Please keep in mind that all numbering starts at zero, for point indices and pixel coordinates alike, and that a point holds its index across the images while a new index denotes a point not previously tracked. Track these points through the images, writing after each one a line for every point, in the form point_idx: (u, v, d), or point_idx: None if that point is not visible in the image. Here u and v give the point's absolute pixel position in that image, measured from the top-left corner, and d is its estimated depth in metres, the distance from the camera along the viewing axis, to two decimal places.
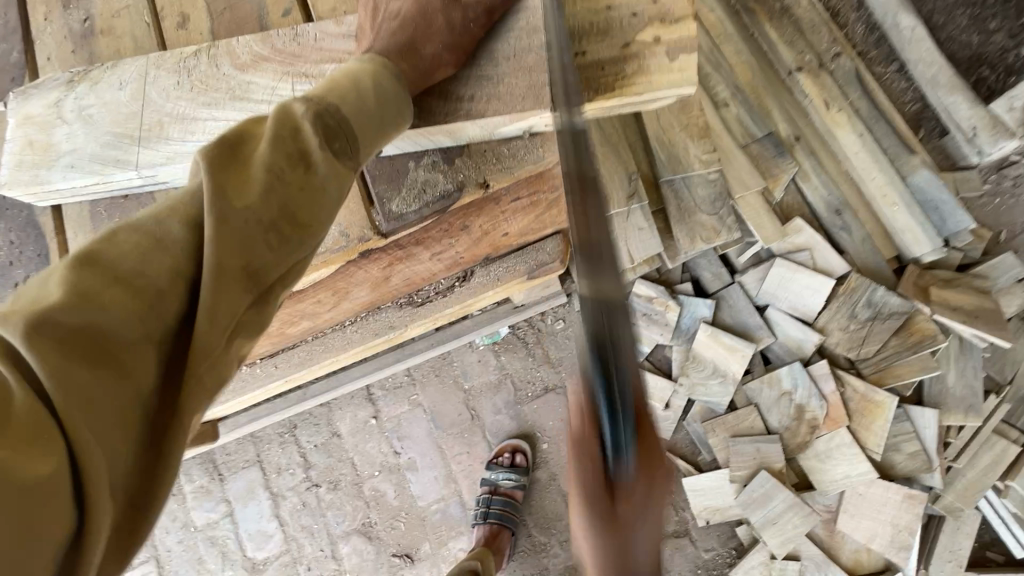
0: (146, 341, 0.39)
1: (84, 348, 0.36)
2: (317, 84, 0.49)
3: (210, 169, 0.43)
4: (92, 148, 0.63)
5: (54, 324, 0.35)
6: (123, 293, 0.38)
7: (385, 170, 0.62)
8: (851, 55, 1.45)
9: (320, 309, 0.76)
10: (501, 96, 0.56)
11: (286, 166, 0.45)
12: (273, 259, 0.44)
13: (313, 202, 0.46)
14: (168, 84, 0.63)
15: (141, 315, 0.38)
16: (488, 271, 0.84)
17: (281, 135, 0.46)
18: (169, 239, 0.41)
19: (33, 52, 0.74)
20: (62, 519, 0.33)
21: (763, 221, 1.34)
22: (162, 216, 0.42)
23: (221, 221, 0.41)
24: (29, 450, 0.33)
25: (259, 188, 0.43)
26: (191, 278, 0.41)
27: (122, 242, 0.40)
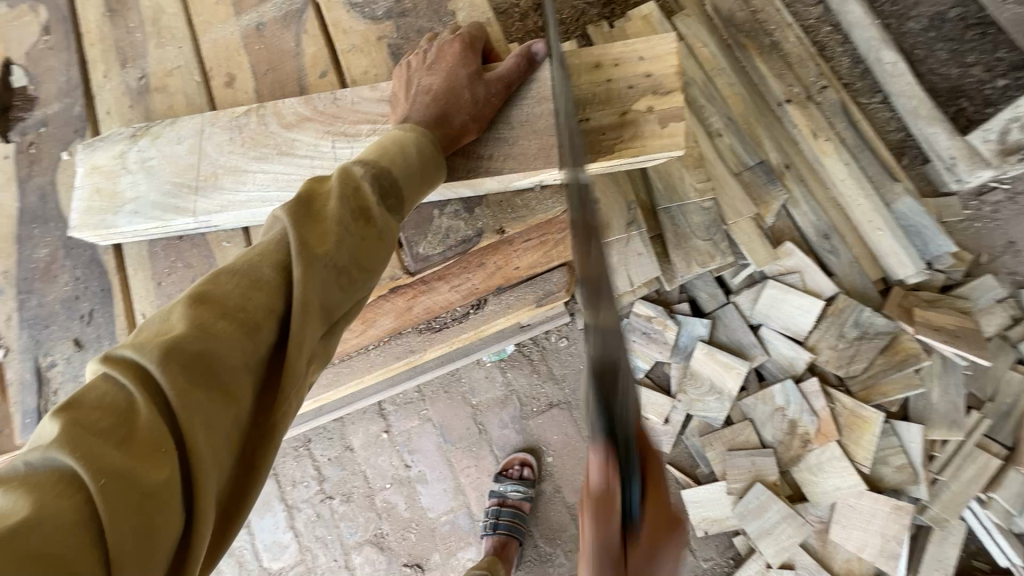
0: (246, 368, 0.45)
1: (200, 374, 0.42)
2: (369, 148, 0.57)
3: (292, 222, 0.50)
4: (154, 196, 0.71)
5: (177, 352, 0.41)
6: (228, 326, 0.44)
7: (414, 217, 0.70)
8: (836, 88, 1.56)
9: (348, 336, 0.84)
10: (517, 156, 0.65)
11: (350, 218, 0.52)
12: (343, 300, 0.50)
13: (373, 250, 0.53)
14: (222, 140, 0.71)
15: (243, 346, 0.44)
16: (499, 300, 0.93)
17: (346, 192, 0.53)
18: (264, 281, 0.47)
19: (94, 107, 0.83)
20: (174, 522, 0.39)
21: (755, 245, 1.43)
22: (257, 257, 0.49)
23: (307, 265, 0.48)
24: (157, 461, 0.39)
25: (335, 237, 0.50)
26: (281, 314, 0.47)
27: (226, 279, 0.47)
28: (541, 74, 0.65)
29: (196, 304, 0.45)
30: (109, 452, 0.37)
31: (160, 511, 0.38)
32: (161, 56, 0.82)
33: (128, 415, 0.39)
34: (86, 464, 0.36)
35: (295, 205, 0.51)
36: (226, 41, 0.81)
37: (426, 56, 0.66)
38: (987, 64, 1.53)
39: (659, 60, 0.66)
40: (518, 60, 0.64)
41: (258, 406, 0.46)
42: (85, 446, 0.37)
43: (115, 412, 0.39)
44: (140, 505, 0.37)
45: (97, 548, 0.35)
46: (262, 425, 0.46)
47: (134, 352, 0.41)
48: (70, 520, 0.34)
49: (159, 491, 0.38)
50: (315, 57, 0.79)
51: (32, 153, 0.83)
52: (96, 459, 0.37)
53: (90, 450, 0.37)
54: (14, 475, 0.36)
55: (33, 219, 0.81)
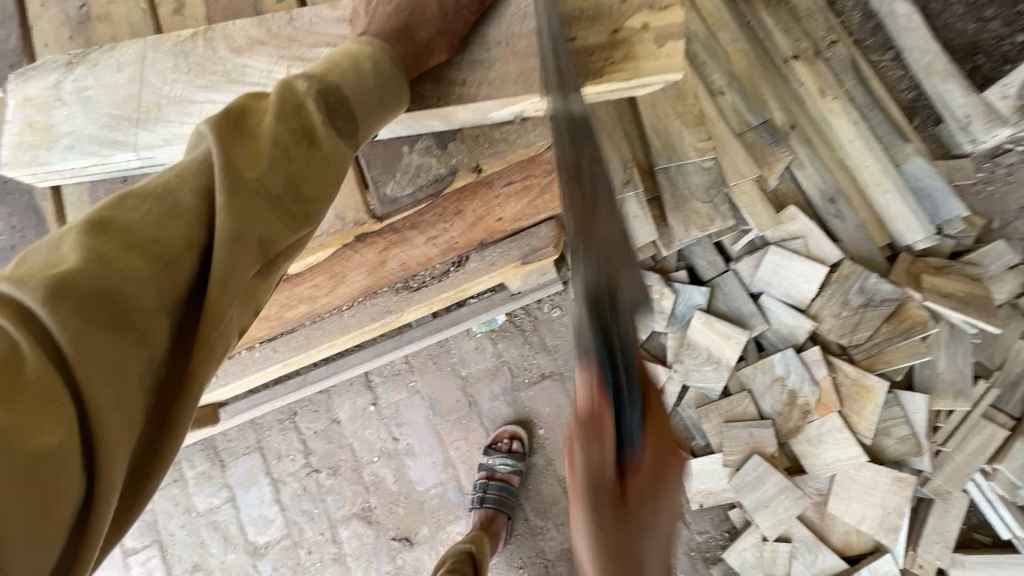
0: (158, 308, 0.40)
1: (96, 316, 0.37)
2: (315, 63, 0.50)
3: (217, 142, 0.44)
4: (91, 129, 0.64)
5: (67, 290, 0.36)
6: (136, 259, 0.39)
7: (381, 154, 0.64)
8: (846, 43, 1.46)
9: (317, 293, 0.78)
10: (494, 81, 0.57)
11: (291, 142, 0.46)
12: (283, 233, 0.45)
13: (318, 178, 0.47)
14: (165, 67, 0.64)
15: (153, 283, 0.39)
16: (482, 257, 0.86)
17: (285, 111, 0.47)
18: (182, 207, 0.42)
19: (31, 39, 0.75)
20: (75, 481, 0.34)
21: (758, 208, 1.35)
22: (175, 181, 0.43)
23: (232, 193, 0.42)
24: (45, 416, 0.34)
25: (268, 160, 0.45)
26: (202, 247, 0.42)
27: (136, 206, 0.41)
28: None
29: (97, 232, 0.39)
30: None
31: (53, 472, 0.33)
32: None
33: (10, 362, 0.34)
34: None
35: (222, 124, 0.45)
36: None
37: None
38: (1006, 17, 1.44)
39: None
40: None
41: (177, 351, 0.42)
42: None
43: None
44: (26, 467, 0.32)
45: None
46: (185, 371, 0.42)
47: (15, 288, 0.36)
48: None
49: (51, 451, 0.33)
50: None
51: None
52: None
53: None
54: None
55: None
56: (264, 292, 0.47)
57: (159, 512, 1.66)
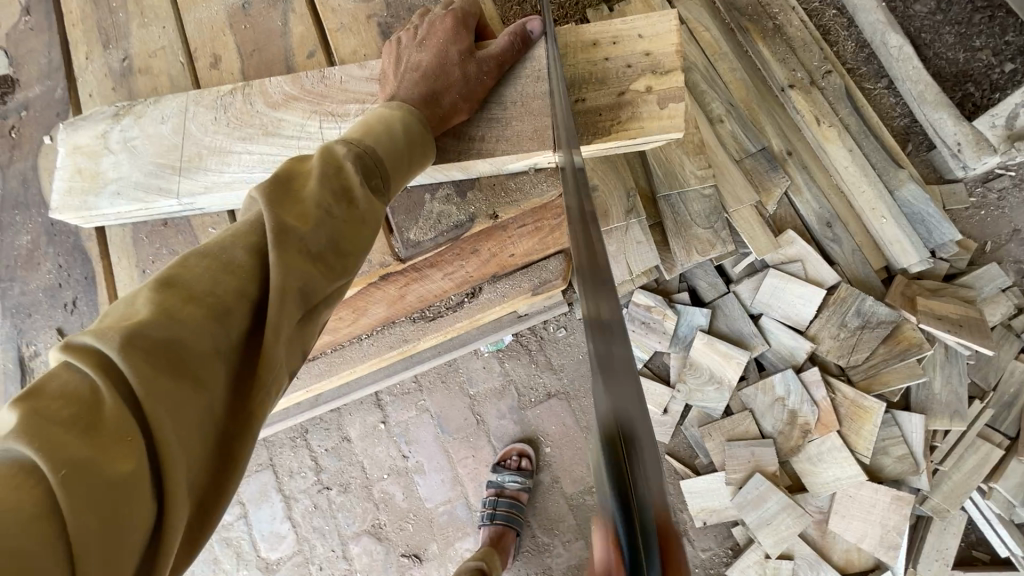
0: (216, 354, 0.45)
1: (164, 363, 0.41)
2: (353, 126, 0.56)
3: (268, 202, 0.49)
4: (137, 176, 0.69)
5: (140, 341, 0.41)
6: (194, 312, 0.44)
7: (404, 200, 0.68)
8: (840, 73, 1.53)
9: (339, 325, 0.82)
10: (510, 138, 0.62)
11: (333, 202, 0.51)
12: (325, 283, 0.50)
13: (354, 233, 0.52)
14: (206, 119, 0.69)
15: (211, 332, 0.44)
16: (495, 288, 0.91)
17: (327, 172, 0.52)
18: (237, 264, 0.48)
19: (75, 89, 0.81)
20: (145, 510, 0.38)
21: (756, 233, 1.40)
22: (231, 239, 0.49)
23: (281, 249, 0.47)
24: (121, 450, 0.38)
25: (315, 221, 0.49)
26: (254, 298, 0.48)
27: (196, 262, 0.47)
28: (536, 53, 0.62)
29: (162, 289, 0.45)
30: (73, 443, 0.36)
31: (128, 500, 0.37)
32: (144, 36, 0.79)
33: (92, 403, 0.39)
34: (47, 454, 0.35)
35: (271, 186, 0.50)
36: (210, 20, 0.78)
37: (417, 32, 0.63)
38: (995, 47, 1.50)
39: (658, 37, 0.63)
40: (511, 38, 0.61)
41: (232, 390, 0.46)
42: (46, 437, 0.36)
43: (79, 401, 0.38)
44: (106, 495, 0.36)
45: (58, 541, 0.34)
46: (237, 409, 0.47)
47: (94, 339, 0.40)
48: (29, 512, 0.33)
49: (126, 480, 0.37)
50: (302, 37, 0.76)
51: (14, 138, 0.81)
52: (59, 450, 0.36)
53: (50, 439, 0.36)
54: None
55: (15, 204, 0.79)
56: (307, 335, 0.52)
57: None
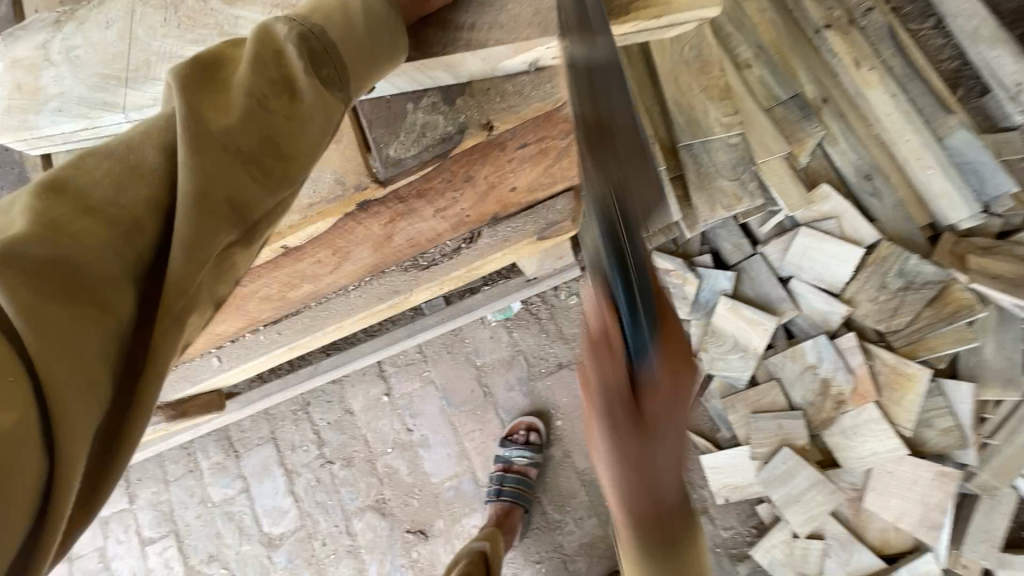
0: (123, 276, 0.37)
1: (55, 284, 0.33)
2: (299, 6, 0.45)
3: (183, 92, 0.40)
4: (79, 91, 0.60)
5: (12, 259, 0.32)
6: (90, 229, 0.36)
7: (380, 111, 0.58)
8: (884, 10, 1.37)
9: (320, 271, 0.73)
10: (506, 24, 0.51)
11: (268, 90, 0.42)
12: (261, 194, 0.42)
13: (297, 134, 0.43)
14: (154, 22, 0.60)
15: (108, 254, 0.36)
16: (495, 234, 0.79)
17: (263, 58, 0.43)
18: (148, 168, 0.39)
19: (22, 7, 0.72)
20: (33, 470, 0.31)
21: (787, 186, 1.28)
22: (140, 136, 0.39)
23: (196, 147, 0.38)
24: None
25: (240, 111, 0.40)
26: (169, 209, 0.39)
27: (93, 167, 0.38)
28: None
29: (47, 196, 0.36)
30: None
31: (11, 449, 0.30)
32: None
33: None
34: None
35: (188, 74, 0.40)
36: None
37: None
38: None
39: None
40: None
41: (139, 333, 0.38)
42: None
43: None
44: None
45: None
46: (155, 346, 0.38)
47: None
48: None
49: (11, 433, 0.30)
50: None
51: None
52: None
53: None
54: None
55: None
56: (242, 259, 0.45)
57: (174, 502, 1.64)
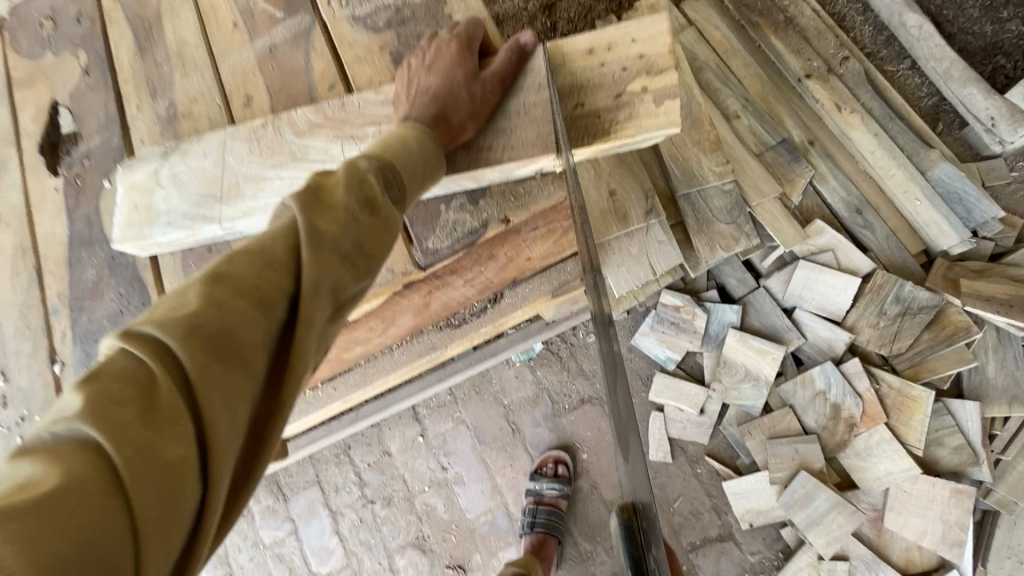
0: (262, 347, 0.45)
1: (221, 351, 0.42)
2: (372, 144, 0.60)
3: (302, 208, 0.51)
4: (184, 208, 0.77)
5: (194, 329, 0.42)
6: (246, 302, 0.45)
7: (421, 212, 0.73)
8: (859, 58, 1.50)
9: (370, 335, 0.87)
10: (516, 145, 0.66)
11: (359, 208, 0.54)
12: (353, 284, 0.52)
13: (378, 237, 0.55)
14: (242, 151, 0.76)
15: (257, 323, 0.45)
16: (516, 293, 0.94)
17: (352, 182, 0.55)
18: (279, 260, 0.48)
19: (129, 137, 0.91)
20: (195, 496, 0.38)
21: (782, 225, 1.39)
22: (269, 238, 0.49)
23: (315, 252, 0.49)
24: (176, 434, 0.38)
25: (345, 223, 0.52)
26: (295, 294, 0.48)
27: (241, 259, 0.47)
28: (534, 65, 0.67)
29: (210, 281, 0.45)
30: (130, 425, 0.37)
31: (181, 483, 0.37)
32: (185, 85, 0.89)
33: (148, 389, 0.39)
34: (111, 438, 0.36)
35: (305, 196, 0.52)
36: (243, 65, 0.87)
37: (424, 57, 0.68)
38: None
39: (651, 39, 0.65)
40: (509, 53, 0.66)
41: (269, 387, 0.46)
42: (103, 418, 0.37)
43: (135, 385, 0.39)
44: (166, 481, 0.37)
45: (125, 520, 0.35)
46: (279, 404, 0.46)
47: (151, 327, 0.41)
48: (87, 499, 0.34)
49: (180, 465, 0.38)
50: (323, 71, 0.83)
51: (78, 185, 0.91)
52: (113, 432, 0.36)
53: (110, 422, 0.37)
54: (37, 446, 0.36)
55: (82, 242, 0.89)
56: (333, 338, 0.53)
57: (229, 545, 1.76)
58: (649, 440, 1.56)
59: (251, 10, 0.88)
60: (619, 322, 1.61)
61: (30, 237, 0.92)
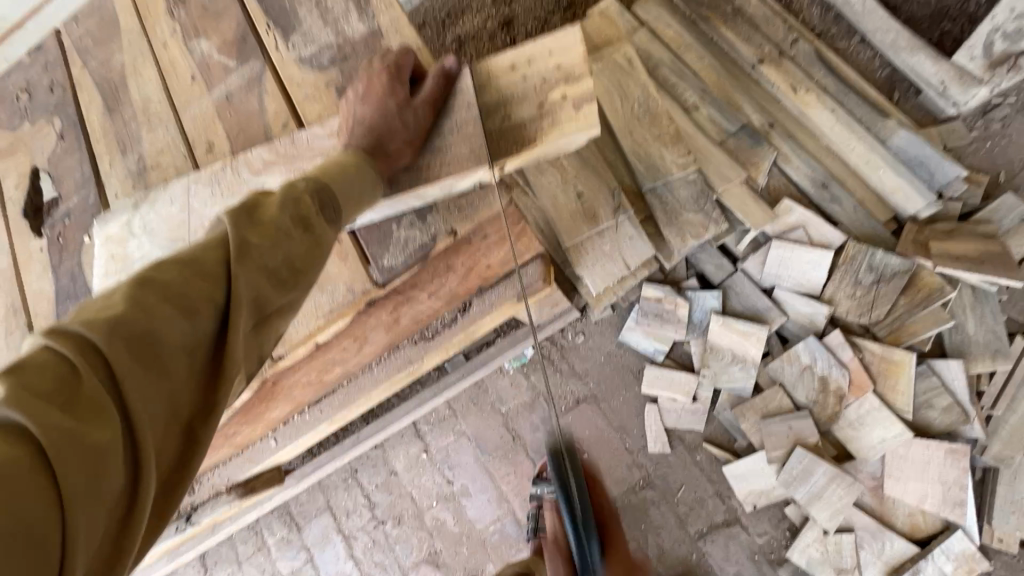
0: (184, 350, 0.52)
1: (142, 351, 0.49)
2: (314, 166, 0.67)
3: (235, 224, 0.59)
4: (156, 253, 0.81)
5: (120, 329, 0.49)
6: (168, 309, 0.51)
7: (376, 234, 0.79)
8: (808, 39, 1.54)
9: (346, 355, 0.93)
10: (452, 162, 0.71)
11: (293, 227, 0.61)
12: (280, 296, 0.59)
13: (310, 257, 0.62)
14: (206, 194, 0.81)
15: (183, 326, 0.52)
16: (483, 300, 0.95)
17: (288, 199, 0.62)
18: (206, 271, 0.55)
19: (103, 193, 0.96)
20: (118, 470, 0.45)
21: (751, 208, 1.42)
22: (198, 251, 0.57)
23: (244, 263, 0.56)
24: (99, 417, 0.45)
25: (274, 240, 0.59)
26: (218, 304, 0.55)
27: (167, 269, 0.54)
28: (461, 85, 0.72)
29: (137, 287, 0.52)
30: (53, 409, 0.44)
31: (104, 458, 0.44)
32: (151, 139, 0.94)
33: (70, 380, 0.46)
34: (32, 419, 0.42)
35: (239, 213, 0.59)
36: (203, 114, 0.92)
37: (360, 90, 0.73)
38: None
39: (568, 51, 0.70)
40: (437, 78, 0.71)
41: (197, 380, 0.53)
42: (27, 403, 0.43)
43: (58, 374, 0.46)
44: (86, 459, 0.43)
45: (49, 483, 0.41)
46: (203, 398, 0.54)
47: (82, 326, 0.48)
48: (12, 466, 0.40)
49: (102, 445, 0.44)
50: (276, 111, 0.88)
51: (61, 243, 0.96)
52: (40, 413, 0.43)
53: (30, 406, 0.43)
54: None
55: (68, 296, 0.94)
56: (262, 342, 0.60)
57: None
58: (646, 433, 1.56)
59: (207, 62, 0.94)
60: (606, 319, 1.63)
61: (21, 296, 0.97)
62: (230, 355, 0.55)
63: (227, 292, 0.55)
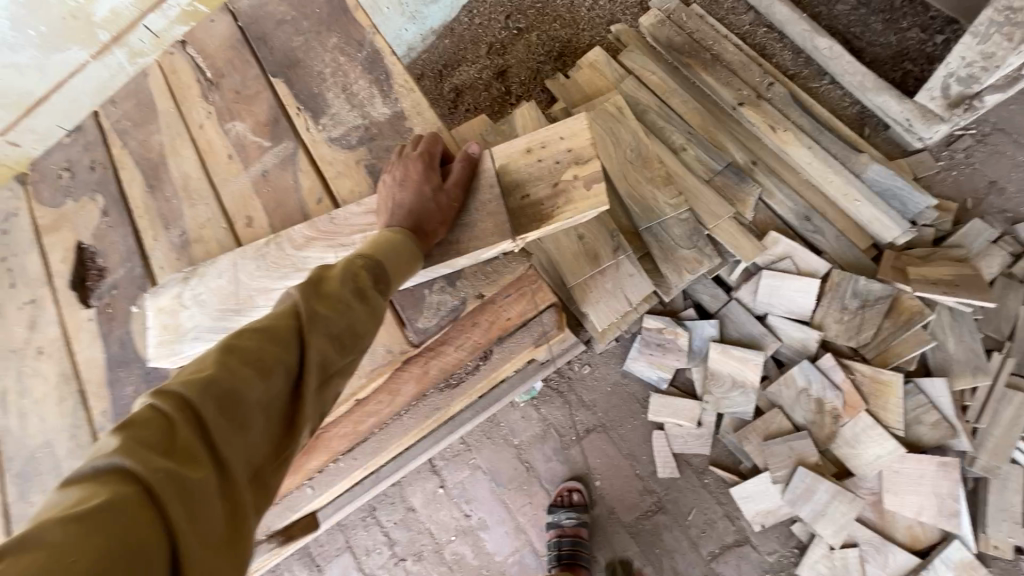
0: (261, 406, 0.58)
1: (225, 407, 0.55)
2: (364, 245, 0.75)
3: (303, 293, 0.66)
4: (207, 323, 0.89)
5: (210, 388, 0.55)
6: (248, 371, 0.58)
7: (410, 299, 0.88)
8: (782, 83, 1.66)
9: (382, 407, 1.02)
10: (478, 237, 0.80)
11: (354, 299, 0.68)
12: (342, 360, 0.65)
13: (369, 322, 0.69)
14: (251, 268, 0.89)
15: (259, 386, 0.58)
16: (503, 349, 1.05)
17: (350, 271, 0.70)
18: (276, 335, 0.62)
19: (149, 265, 1.04)
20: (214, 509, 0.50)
21: (739, 240, 1.52)
22: (272, 321, 0.64)
23: (313, 328, 0.63)
24: (195, 462, 0.51)
25: (340, 309, 0.66)
26: (294, 368, 0.61)
27: (248, 335, 0.60)
28: (484, 167, 0.83)
29: (223, 352, 0.59)
30: (160, 455, 0.50)
31: (200, 500, 0.50)
32: (193, 214, 1.03)
33: (171, 431, 0.52)
34: (143, 463, 0.48)
35: (307, 286, 0.67)
36: (242, 191, 1.01)
37: (396, 174, 0.83)
38: (922, 24, 1.66)
39: (577, 137, 0.81)
40: (463, 165, 0.82)
41: (271, 436, 0.59)
42: (139, 451, 0.49)
43: (161, 427, 0.52)
44: (185, 497, 0.49)
45: (154, 519, 0.46)
46: (275, 453, 0.59)
47: (179, 386, 0.55)
48: (128, 502, 0.46)
49: (199, 486, 0.50)
50: (310, 188, 0.97)
51: (110, 313, 1.04)
52: (152, 460, 0.49)
53: (144, 455, 0.49)
54: (82, 475, 0.47)
55: (120, 362, 1.02)
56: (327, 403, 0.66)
57: None
58: (655, 459, 1.64)
59: (242, 142, 1.03)
60: (609, 350, 1.72)
61: (71, 364, 1.04)
62: (301, 416, 0.61)
63: (300, 358, 0.62)
